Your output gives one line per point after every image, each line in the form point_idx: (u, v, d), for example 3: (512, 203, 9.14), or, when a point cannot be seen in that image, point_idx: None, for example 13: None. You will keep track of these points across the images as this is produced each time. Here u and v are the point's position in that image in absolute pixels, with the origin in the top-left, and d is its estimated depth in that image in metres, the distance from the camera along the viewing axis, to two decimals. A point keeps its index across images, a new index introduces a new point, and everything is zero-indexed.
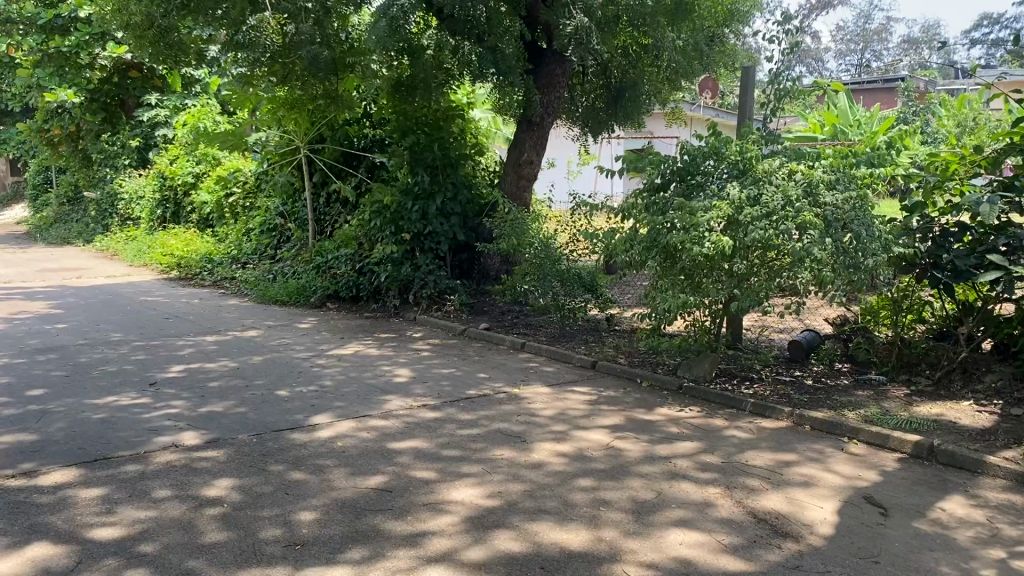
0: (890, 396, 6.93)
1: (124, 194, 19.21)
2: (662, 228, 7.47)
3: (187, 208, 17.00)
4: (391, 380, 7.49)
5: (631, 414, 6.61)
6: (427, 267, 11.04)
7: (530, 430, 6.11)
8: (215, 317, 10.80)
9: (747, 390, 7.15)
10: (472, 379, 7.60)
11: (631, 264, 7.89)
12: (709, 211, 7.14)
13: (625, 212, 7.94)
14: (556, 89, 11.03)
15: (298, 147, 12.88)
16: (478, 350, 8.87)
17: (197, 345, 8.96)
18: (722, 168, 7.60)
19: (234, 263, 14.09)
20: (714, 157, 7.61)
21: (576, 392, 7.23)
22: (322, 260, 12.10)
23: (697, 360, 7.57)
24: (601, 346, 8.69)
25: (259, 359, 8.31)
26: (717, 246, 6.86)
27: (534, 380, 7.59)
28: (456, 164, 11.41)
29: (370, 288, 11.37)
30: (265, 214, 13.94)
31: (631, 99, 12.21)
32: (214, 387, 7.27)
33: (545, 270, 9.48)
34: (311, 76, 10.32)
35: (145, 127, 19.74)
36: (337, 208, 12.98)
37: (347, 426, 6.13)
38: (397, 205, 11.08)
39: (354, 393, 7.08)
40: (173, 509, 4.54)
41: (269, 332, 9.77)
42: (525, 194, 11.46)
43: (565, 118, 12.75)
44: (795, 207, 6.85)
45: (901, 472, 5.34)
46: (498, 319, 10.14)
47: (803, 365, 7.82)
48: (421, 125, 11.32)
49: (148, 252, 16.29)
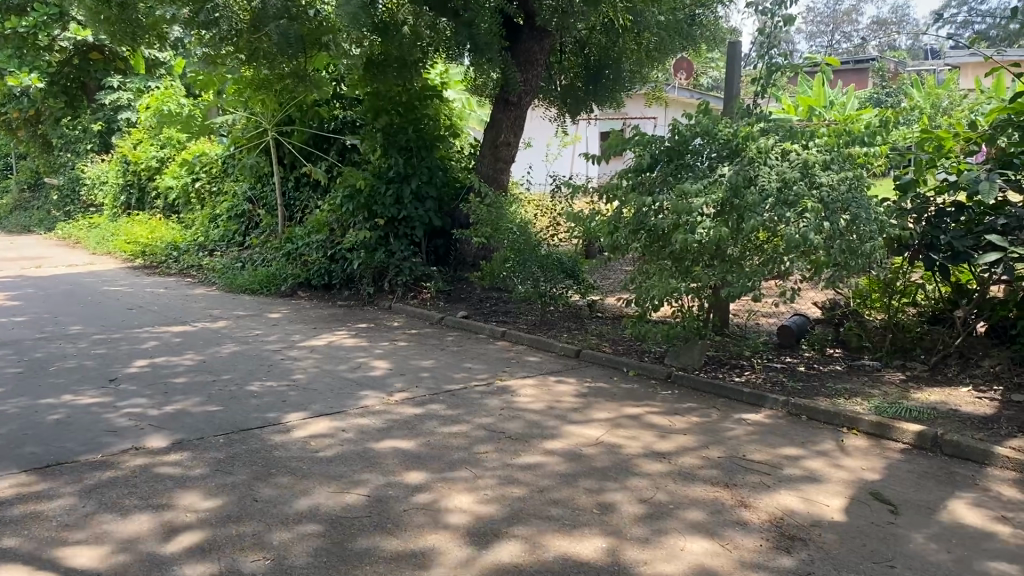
0: (884, 382, 6.71)
1: (86, 179, 18.63)
2: (649, 210, 7.19)
3: (152, 194, 16.47)
4: (368, 373, 7.16)
5: (620, 407, 6.33)
6: (402, 254, 10.67)
7: (515, 427, 5.81)
8: (181, 307, 10.36)
9: (739, 378, 6.90)
10: (452, 370, 7.28)
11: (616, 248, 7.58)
12: (702, 193, 6.86)
13: (609, 194, 7.65)
14: (534, 67, 10.67)
15: (266, 130, 12.44)
16: (457, 339, 8.54)
17: (162, 337, 8.56)
18: (710, 148, 7.31)
19: (202, 250, 13.60)
20: (705, 137, 7.27)
21: (562, 383, 6.93)
22: (293, 246, 11.66)
23: (686, 347, 7.29)
24: (584, 334, 8.39)
25: (227, 352, 7.93)
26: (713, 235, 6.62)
27: (517, 371, 7.29)
28: (432, 146, 11.04)
29: (342, 275, 10.98)
30: (232, 199, 13.49)
31: (610, 78, 12.02)
32: (180, 383, 6.89)
33: (525, 256, 9.03)
34: (280, 54, 9.95)
35: (107, 111, 19.22)
36: (308, 193, 12.62)
37: (323, 425, 5.80)
38: (370, 188, 10.67)
39: (328, 388, 6.73)
40: (135, 522, 4.20)
41: (237, 323, 9.38)
42: (503, 176, 11.09)
43: (542, 98, 12.50)
44: (794, 190, 6.58)
45: (907, 465, 5.11)
46: (477, 306, 9.81)
47: (793, 351, 7.58)
48: (394, 105, 10.88)
49: (111, 240, 15.73)
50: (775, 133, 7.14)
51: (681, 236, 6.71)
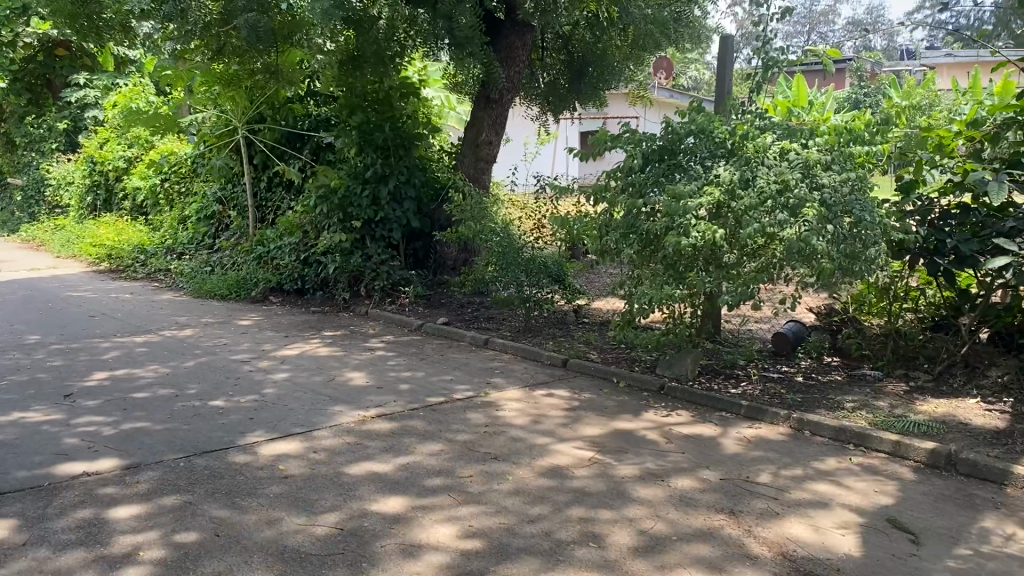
0: (888, 393, 6.38)
1: (51, 180, 18.01)
2: (641, 212, 6.84)
3: (120, 195, 15.89)
4: (342, 386, 6.73)
5: (611, 421, 5.97)
6: (379, 257, 10.29)
7: (500, 446, 5.42)
8: (146, 314, 9.87)
9: (734, 388, 6.55)
10: (431, 381, 6.87)
11: (607, 252, 7.20)
12: (697, 194, 6.51)
13: (598, 195, 7.29)
14: (514, 64, 10.30)
15: (236, 128, 11.98)
16: (437, 348, 8.13)
17: (123, 347, 8.07)
18: (704, 146, 6.96)
19: (170, 254, 13.08)
20: (699, 134, 6.92)
21: (548, 395, 6.56)
22: (264, 250, 11.22)
23: (677, 356, 6.94)
24: (571, 341, 8.02)
25: (192, 363, 7.47)
26: (708, 240, 6.26)
27: (500, 381, 6.91)
28: (411, 144, 10.61)
29: (316, 280, 10.57)
30: (202, 200, 12.99)
31: (593, 75, 11.69)
32: (139, 398, 6.43)
33: (508, 259, 8.61)
34: (250, 47, 9.51)
35: (73, 109, 18.63)
36: (281, 193, 12.14)
37: (293, 446, 5.39)
38: (345, 189, 10.22)
39: (300, 403, 6.30)
40: (80, 561, 3.76)
41: (205, 331, 8.90)
42: (485, 176, 10.69)
43: (523, 95, 12.15)
44: (794, 191, 6.25)
45: (921, 487, 4.78)
46: (457, 313, 9.41)
47: (790, 359, 7.24)
48: (368, 102, 10.44)
49: (76, 243, 15.14)
50: (772, 131, 6.83)
51: (674, 240, 6.34)
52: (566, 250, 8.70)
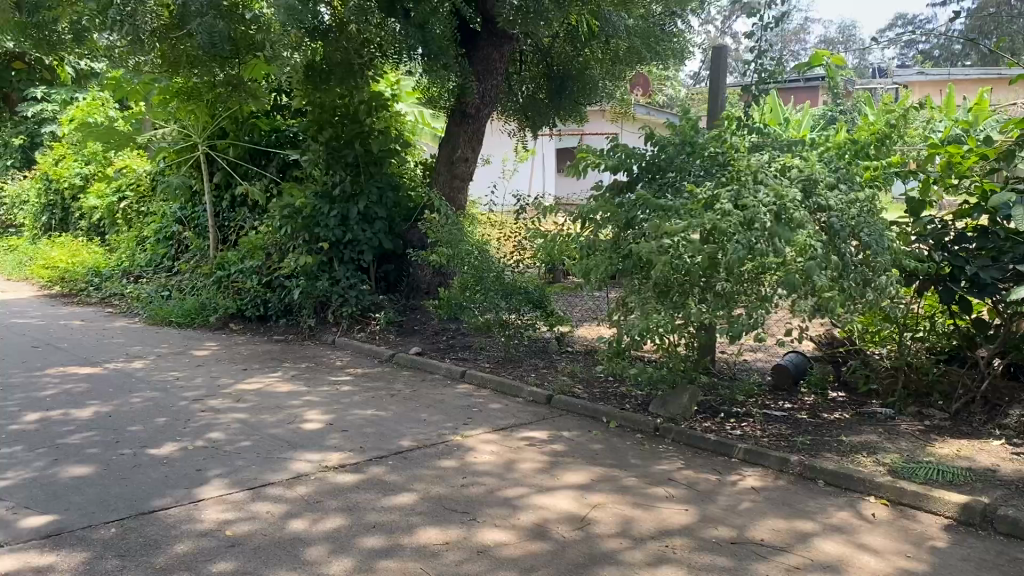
0: (902, 434, 5.82)
1: (5, 198, 17.17)
2: (629, 236, 6.30)
3: (76, 214, 15.12)
4: (302, 428, 6.06)
5: (601, 467, 5.37)
6: (347, 281, 9.64)
7: (479, 501, 4.78)
8: (95, 343, 9.12)
9: (735, 430, 5.91)
10: (402, 421, 6.23)
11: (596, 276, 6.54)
12: (688, 217, 5.87)
13: (582, 217, 6.66)
14: (492, 76, 9.74)
15: (196, 144, 11.33)
16: (409, 381, 7.50)
17: (63, 382, 7.34)
18: (696, 164, 6.42)
19: (127, 277, 12.32)
20: (690, 149, 6.43)
21: (530, 437, 5.94)
22: (224, 273, 10.54)
23: (672, 394, 6.30)
24: (554, 374, 7.43)
25: (137, 402, 6.76)
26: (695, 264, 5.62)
27: (477, 420, 6.29)
28: (382, 162, 10.02)
29: (280, 306, 9.91)
30: (161, 220, 12.30)
31: (574, 90, 11.14)
32: (73, 445, 5.72)
33: (485, 284, 8.09)
34: (206, 55, 8.92)
35: (30, 124, 17.86)
36: (244, 212, 11.46)
37: (244, 503, 4.74)
38: (311, 208, 9.57)
39: (255, 450, 5.63)
40: None
41: (157, 363, 8.19)
42: (460, 195, 10.08)
43: (500, 110, 11.58)
44: (795, 212, 5.63)
45: (956, 549, 4.23)
46: (431, 341, 8.78)
47: (791, 394, 6.68)
48: (337, 116, 9.85)
49: (28, 265, 14.31)
50: (771, 148, 6.35)
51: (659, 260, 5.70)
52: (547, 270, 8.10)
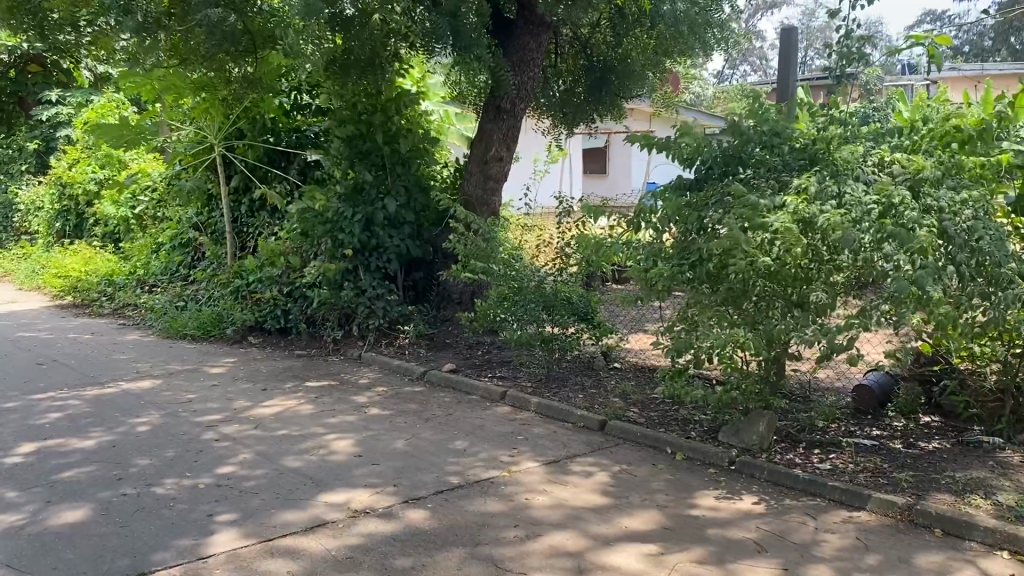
0: (1017, 468, 5.03)
1: (20, 205, 16.65)
2: (694, 240, 5.44)
3: (91, 221, 14.56)
4: (325, 462, 5.33)
5: (671, 507, 4.61)
6: (373, 291, 8.90)
7: (536, 557, 4.03)
8: (103, 359, 8.48)
9: (822, 464, 5.14)
10: (438, 451, 5.51)
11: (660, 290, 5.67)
12: (779, 210, 5.00)
13: (636, 218, 5.83)
14: (529, 69, 8.98)
15: (213, 145, 10.68)
16: (443, 403, 6.78)
17: (64, 407, 6.67)
18: (781, 159, 5.43)
19: (141, 286, 11.67)
20: (775, 140, 5.41)
21: (586, 469, 5.19)
22: (242, 283, 9.90)
23: (746, 421, 5.53)
24: (604, 394, 6.68)
25: (144, 429, 6.09)
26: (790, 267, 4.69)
27: (523, 450, 5.55)
28: (409, 162, 9.28)
29: (302, 317, 9.21)
30: (177, 226, 11.68)
31: (615, 84, 10.42)
32: (69, 484, 5.02)
33: (523, 295, 7.35)
34: (216, 50, 8.29)
35: (45, 129, 17.41)
36: (264, 216, 10.78)
37: (260, 559, 4.03)
38: (334, 213, 8.90)
39: (272, 489, 4.91)
40: None
41: (167, 382, 7.51)
42: (493, 198, 9.33)
43: (534, 106, 10.88)
44: (905, 211, 4.70)
45: None
46: (465, 357, 8.06)
47: (877, 420, 5.91)
48: (360, 116, 9.07)
49: (41, 274, 13.74)
50: (864, 139, 5.46)
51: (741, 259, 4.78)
52: (581, 274, 7.37)
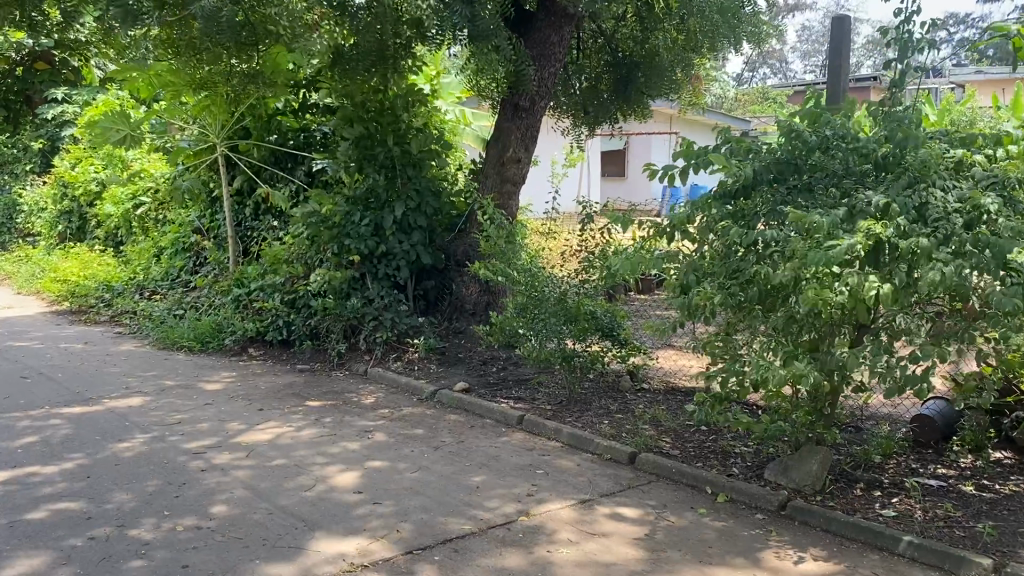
0: None
1: (23, 205, 16.18)
2: (744, 259, 4.77)
3: (93, 223, 14.07)
4: (322, 500, 4.72)
5: (719, 564, 3.97)
6: (381, 300, 8.39)
7: None
8: (93, 373, 7.90)
9: (888, 511, 4.49)
10: (450, 488, 4.89)
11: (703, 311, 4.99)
12: (849, 231, 4.29)
13: (670, 226, 5.13)
14: (550, 63, 8.39)
15: (214, 145, 10.13)
16: (456, 428, 6.18)
17: (42, 429, 6.08)
18: (852, 162, 4.65)
19: (140, 292, 11.14)
20: (848, 143, 4.66)
21: (617, 513, 4.55)
22: (243, 291, 9.33)
23: (798, 458, 4.87)
24: (632, 421, 6.05)
25: (126, 456, 5.49)
26: (873, 293, 4.03)
27: (544, 488, 4.92)
28: (420, 164, 8.63)
29: (305, 328, 8.61)
30: (178, 229, 11.17)
31: (642, 81, 9.77)
32: (32, 524, 4.42)
33: (544, 310, 6.71)
34: (215, 41, 7.68)
35: (51, 127, 16.93)
36: (269, 220, 10.26)
37: None
38: (341, 217, 8.35)
39: (261, 533, 4.30)
40: None
41: (158, 400, 6.92)
42: (510, 202, 8.72)
43: (554, 106, 10.28)
44: (1001, 225, 4.03)
45: None
46: (478, 374, 7.47)
47: (941, 458, 5.25)
48: (368, 114, 8.54)
49: (40, 278, 13.25)
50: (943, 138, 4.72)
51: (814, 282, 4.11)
52: (603, 284, 6.71)
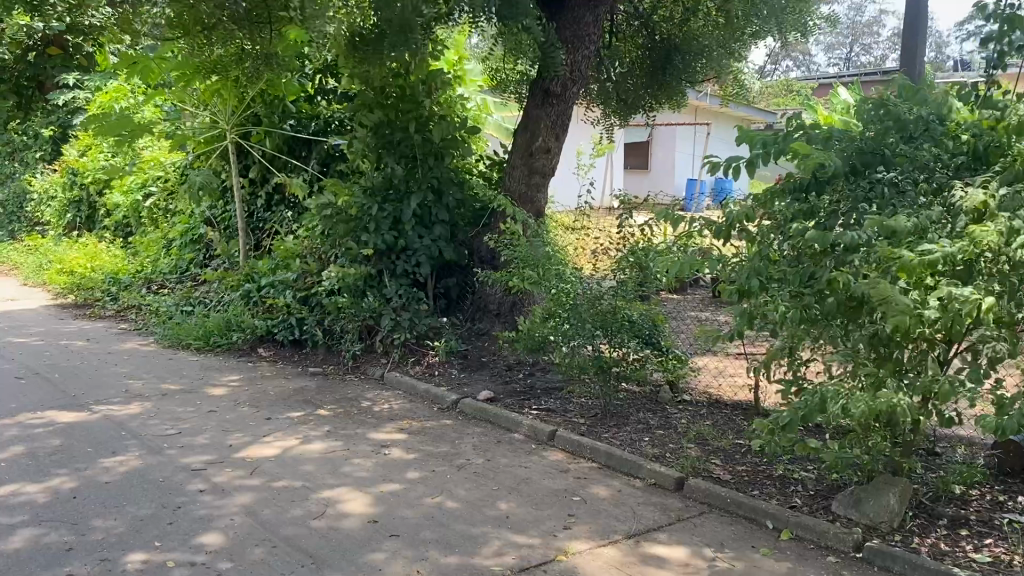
0: None
1: (33, 193, 15.74)
2: (817, 264, 4.20)
3: (102, 212, 13.62)
4: (332, 531, 4.19)
5: None
6: (399, 300, 7.81)
7: None
8: (92, 374, 7.40)
9: (979, 555, 3.90)
10: (476, 518, 4.35)
11: (767, 321, 4.38)
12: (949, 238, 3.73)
13: (730, 224, 4.53)
14: (585, 46, 7.77)
15: (224, 132, 9.61)
16: (480, 444, 5.63)
17: (31, 440, 5.58)
18: (940, 156, 4.15)
19: (147, 286, 10.67)
20: (938, 134, 4.18)
21: (667, 553, 3.99)
22: (253, 287, 8.82)
23: (873, 490, 4.27)
24: (675, 438, 5.49)
25: (118, 473, 4.97)
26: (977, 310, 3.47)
27: (581, 520, 4.36)
28: (443, 153, 8.06)
29: (318, 327, 8.08)
30: (187, 221, 10.67)
31: (681, 66, 9.16)
32: (6, 555, 3.91)
33: (574, 313, 6.09)
34: (221, 17, 7.10)
35: (62, 113, 16.47)
36: (281, 212, 9.77)
37: None
38: (358, 210, 7.82)
39: (262, 572, 3.76)
40: None
41: (159, 407, 6.41)
42: (538, 196, 8.14)
43: (587, 95, 9.70)
44: None
45: None
46: (502, 381, 6.92)
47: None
48: (388, 100, 7.94)
49: (47, 269, 12.79)
50: None
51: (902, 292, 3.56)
52: (636, 285, 6.01)
